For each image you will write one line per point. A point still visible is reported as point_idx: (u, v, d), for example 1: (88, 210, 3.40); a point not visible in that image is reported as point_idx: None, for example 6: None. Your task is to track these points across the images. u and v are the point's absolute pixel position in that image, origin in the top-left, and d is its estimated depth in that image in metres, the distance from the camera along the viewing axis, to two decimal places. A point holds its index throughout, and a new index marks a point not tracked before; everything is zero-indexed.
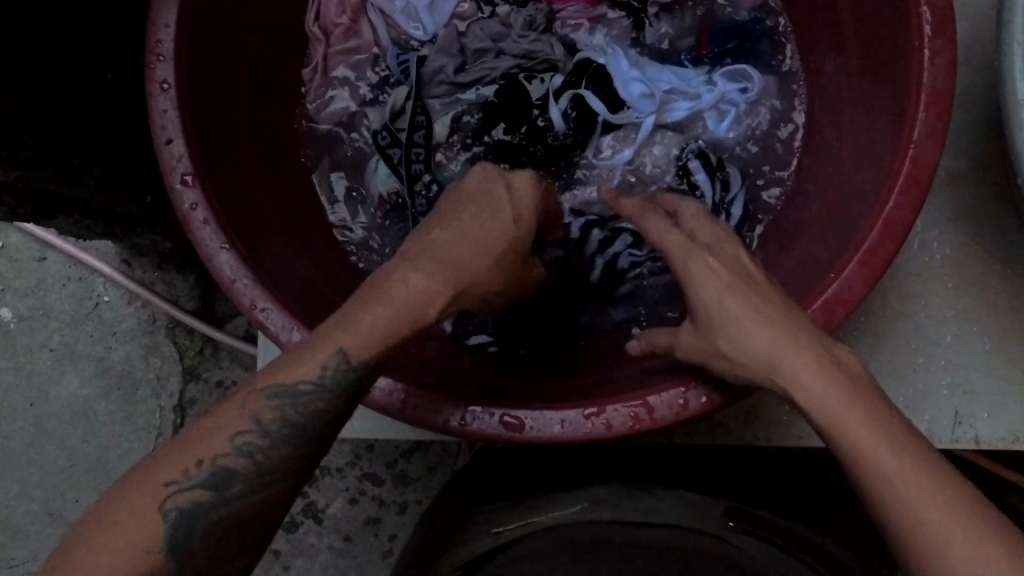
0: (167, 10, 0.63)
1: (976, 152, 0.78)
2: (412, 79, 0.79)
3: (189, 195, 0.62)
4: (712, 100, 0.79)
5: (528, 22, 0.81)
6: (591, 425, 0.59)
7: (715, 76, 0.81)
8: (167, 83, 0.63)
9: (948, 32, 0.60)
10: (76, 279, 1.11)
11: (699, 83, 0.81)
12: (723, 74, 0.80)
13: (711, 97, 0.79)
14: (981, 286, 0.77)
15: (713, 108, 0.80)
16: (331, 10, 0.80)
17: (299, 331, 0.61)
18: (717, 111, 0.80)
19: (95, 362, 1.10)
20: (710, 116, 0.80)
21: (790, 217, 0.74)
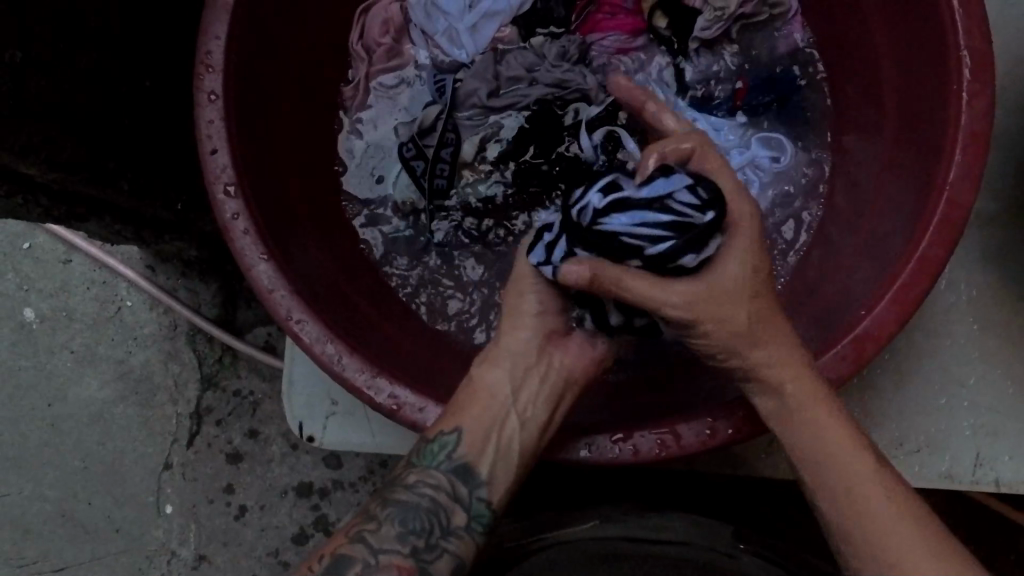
0: (219, 22, 0.64)
1: (1006, 194, 0.78)
2: (446, 99, 0.78)
3: (230, 205, 0.63)
4: (741, 162, 0.78)
5: (561, 52, 0.78)
6: (618, 449, 0.60)
7: (750, 137, 0.80)
8: (214, 93, 0.64)
9: (987, 76, 0.61)
10: (100, 282, 1.12)
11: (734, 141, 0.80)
12: (759, 139, 0.79)
13: (740, 159, 0.78)
14: (1005, 328, 0.77)
15: (739, 172, 0.79)
16: (374, 30, 0.79)
17: (333, 343, 0.62)
18: (744, 177, 0.79)
19: (114, 365, 1.11)
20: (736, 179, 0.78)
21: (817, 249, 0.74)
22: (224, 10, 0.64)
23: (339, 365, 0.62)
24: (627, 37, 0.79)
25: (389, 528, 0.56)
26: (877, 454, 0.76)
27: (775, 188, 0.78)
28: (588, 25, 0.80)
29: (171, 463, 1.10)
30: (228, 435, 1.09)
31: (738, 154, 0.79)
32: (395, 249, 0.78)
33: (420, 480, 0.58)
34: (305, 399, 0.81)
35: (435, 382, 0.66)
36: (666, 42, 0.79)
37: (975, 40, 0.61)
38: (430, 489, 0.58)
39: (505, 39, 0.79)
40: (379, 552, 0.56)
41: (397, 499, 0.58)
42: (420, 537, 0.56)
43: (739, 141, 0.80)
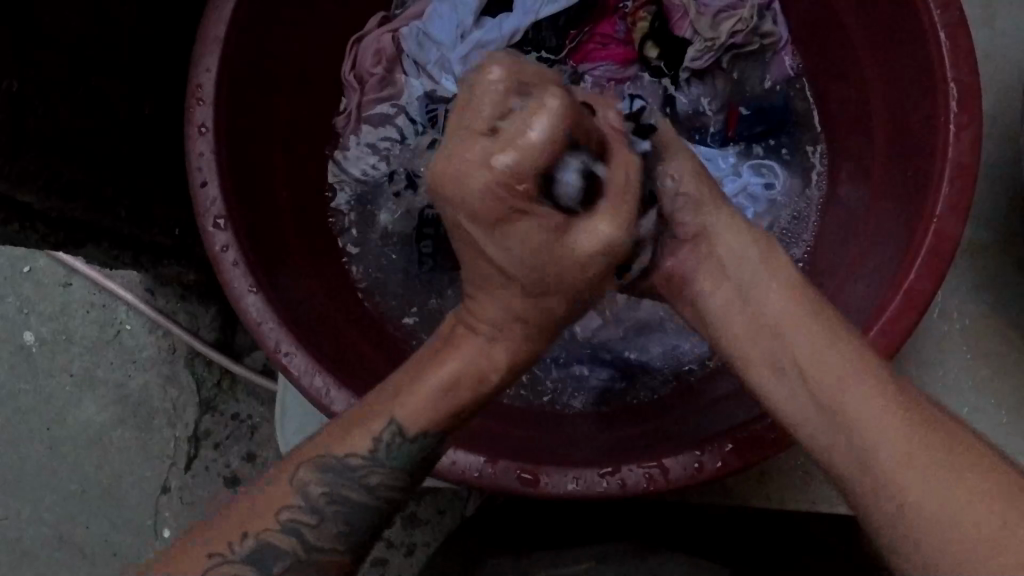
0: (210, 54, 0.64)
1: (999, 223, 0.78)
2: (438, 128, 0.79)
3: (220, 237, 0.63)
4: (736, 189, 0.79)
5: (554, 82, 0.79)
6: (605, 482, 0.60)
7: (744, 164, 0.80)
8: (205, 126, 0.64)
9: (975, 108, 0.61)
10: (99, 305, 1.12)
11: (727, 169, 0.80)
12: (751, 166, 0.80)
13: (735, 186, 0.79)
14: (998, 357, 0.77)
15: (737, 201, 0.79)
16: (367, 60, 0.80)
17: (321, 375, 0.62)
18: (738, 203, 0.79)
19: (114, 389, 1.12)
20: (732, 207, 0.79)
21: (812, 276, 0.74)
22: (215, 43, 0.65)
23: (327, 398, 0.62)
24: (619, 67, 0.80)
25: (331, 526, 0.55)
26: None
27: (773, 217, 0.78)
28: (578, 55, 0.80)
29: (169, 486, 1.10)
30: (225, 458, 1.09)
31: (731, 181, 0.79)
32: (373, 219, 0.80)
33: (366, 472, 0.56)
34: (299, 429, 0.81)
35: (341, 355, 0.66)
36: (658, 72, 0.79)
37: (962, 72, 0.61)
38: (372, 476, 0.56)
39: None
40: (315, 549, 0.54)
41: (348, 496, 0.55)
42: (357, 532, 0.55)
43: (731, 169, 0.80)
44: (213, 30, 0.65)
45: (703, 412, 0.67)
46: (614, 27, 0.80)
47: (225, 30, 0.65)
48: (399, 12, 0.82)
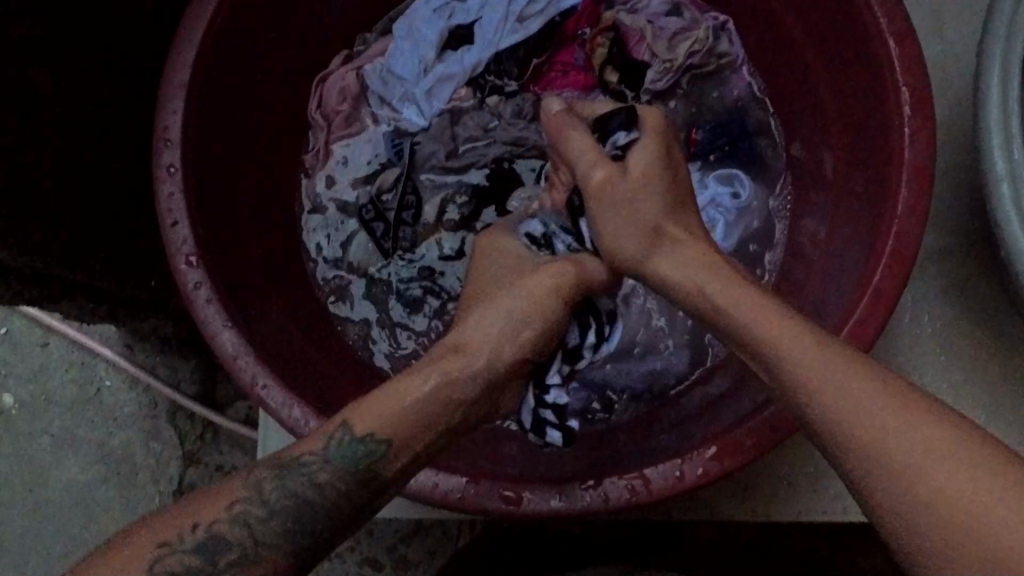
0: (177, 98, 0.65)
1: (959, 227, 0.78)
2: (404, 162, 0.80)
3: (194, 274, 0.64)
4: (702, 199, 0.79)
5: (516, 111, 0.80)
6: (588, 496, 0.60)
7: (710, 175, 0.80)
8: (173, 168, 0.65)
9: (927, 112, 0.62)
10: (78, 362, 1.12)
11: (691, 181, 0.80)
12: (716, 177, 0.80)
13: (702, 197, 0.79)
14: (971, 362, 0.77)
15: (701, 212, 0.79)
16: (332, 98, 0.81)
17: (298, 407, 0.62)
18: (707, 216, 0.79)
19: (95, 448, 1.11)
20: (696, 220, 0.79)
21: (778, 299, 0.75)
22: (182, 86, 0.66)
23: (307, 429, 0.62)
24: (580, 92, 0.81)
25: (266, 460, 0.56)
26: None
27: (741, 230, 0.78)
28: (541, 83, 0.82)
29: None
30: None
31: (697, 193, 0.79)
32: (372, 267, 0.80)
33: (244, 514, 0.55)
34: None
35: (317, 388, 0.66)
36: (619, 97, 0.80)
37: (912, 77, 0.63)
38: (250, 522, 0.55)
39: (461, 99, 0.81)
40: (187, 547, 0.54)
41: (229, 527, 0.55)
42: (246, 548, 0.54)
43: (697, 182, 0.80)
44: (178, 76, 0.65)
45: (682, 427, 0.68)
46: (572, 55, 0.81)
47: (189, 75, 0.66)
48: (362, 49, 0.83)
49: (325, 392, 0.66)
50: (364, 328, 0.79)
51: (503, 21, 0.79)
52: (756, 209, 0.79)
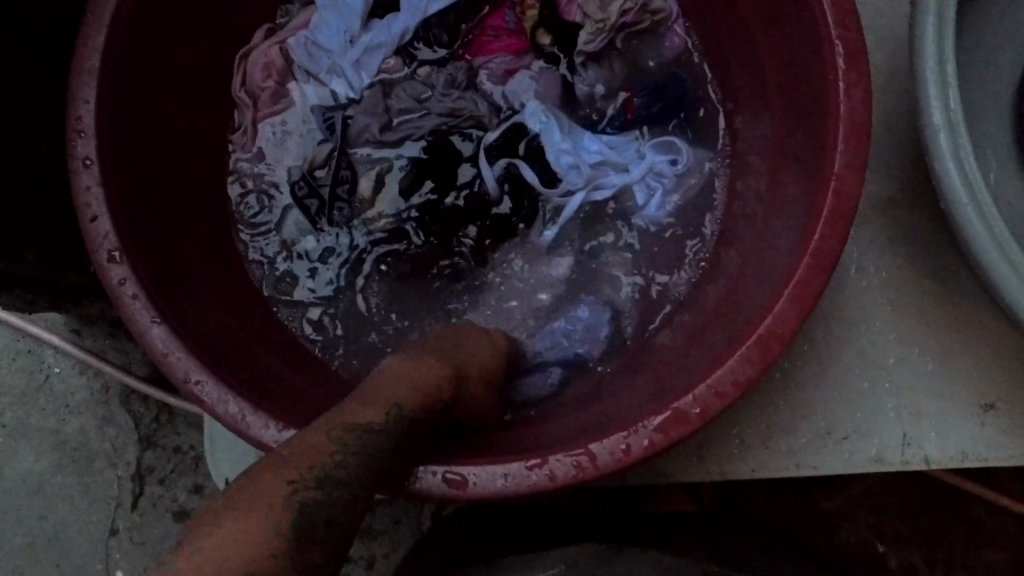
0: (88, 87, 0.62)
1: (903, 173, 0.77)
2: (337, 135, 0.78)
3: (117, 271, 0.61)
4: (640, 173, 0.78)
5: (449, 80, 0.79)
6: (533, 475, 0.59)
7: (647, 144, 0.79)
8: (89, 159, 0.62)
9: (862, 65, 0.61)
10: (26, 351, 1.09)
11: (631, 150, 0.79)
12: (654, 144, 0.79)
13: (640, 169, 0.78)
14: (919, 309, 0.77)
15: (641, 182, 0.78)
16: (256, 75, 0.79)
17: (235, 401, 0.60)
18: (645, 187, 0.78)
19: (48, 436, 1.09)
20: (639, 190, 0.78)
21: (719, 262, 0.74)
22: (92, 74, 0.62)
23: (244, 423, 0.60)
24: (514, 57, 0.80)
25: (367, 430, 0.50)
26: (807, 446, 0.76)
27: (678, 199, 0.78)
28: (472, 49, 0.81)
29: (116, 528, 1.07)
30: (172, 493, 1.07)
31: (636, 163, 0.78)
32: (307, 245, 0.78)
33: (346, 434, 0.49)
34: (230, 458, 0.79)
35: (254, 379, 0.64)
36: (552, 58, 0.80)
37: (846, 30, 0.61)
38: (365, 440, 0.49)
39: (391, 70, 0.80)
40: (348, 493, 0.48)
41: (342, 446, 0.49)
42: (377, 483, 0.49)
43: (635, 152, 0.79)
44: (88, 61, 0.62)
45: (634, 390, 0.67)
46: (502, 18, 0.80)
47: (101, 61, 0.63)
48: (285, 21, 0.81)
49: (260, 380, 0.65)
50: (299, 307, 0.77)
51: None
52: (693, 177, 0.78)
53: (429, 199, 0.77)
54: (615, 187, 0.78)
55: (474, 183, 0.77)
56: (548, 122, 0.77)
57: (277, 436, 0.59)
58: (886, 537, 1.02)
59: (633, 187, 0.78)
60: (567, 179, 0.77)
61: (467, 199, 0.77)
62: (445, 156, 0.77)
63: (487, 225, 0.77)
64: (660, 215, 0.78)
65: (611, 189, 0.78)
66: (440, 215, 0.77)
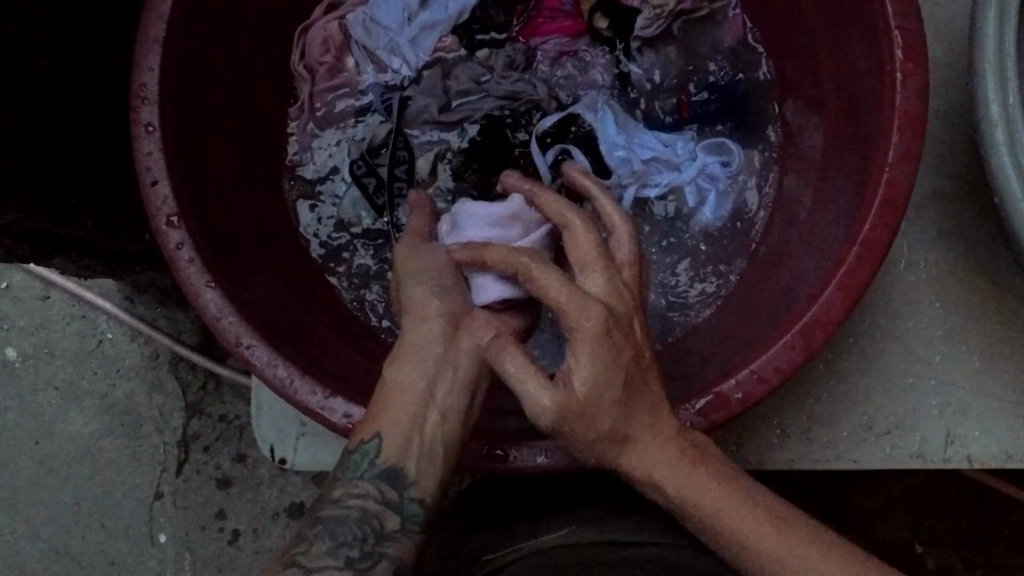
0: (152, 55, 0.64)
1: (956, 170, 0.76)
2: (395, 117, 0.79)
3: (175, 235, 0.63)
4: (691, 174, 0.78)
5: (508, 62, 0.80)
6: (574, 454, 0.60)
7: (699, 146, 0.80)
8: (151, 125, 0.64)
9: (920, 56, 0.61)
10: (80, 316, 1.12)
11: (685, 151, 0.80)
12: (705, 145, 0.79)
13: (692, 169, 0.78)
14: (968, 306, 0.76)
15: (691, 183, 0.79)
16: (315, 49, 0.79)
17: (284, 366, 0.62)
18: (696, 188, 0.79)
19: (99, 399, 1.11)
20: (689, 190, 0.79)
21: (766, 250, 0.74)
22: (157, 41, 0.64)
23: (292, 387, 0.62)
24: (569, 39, 0.80)
25: (320, 545, 0.54)
26: (848, 439, 0.76)
27: (732, 198, 0.78)
28: (528, 30, 0.81)
29: (161, 492, 1.10)
30: (216, 460, 1.09)
31: (687, 164, 0.79)
32: (360, 222, 0.80)
33: (346, 494, 0.56)
34: (274, 425, 0.80)
35: (302, 345, 0.66)
36: (608, 43, 0.80)
37: (905, 21, 0.61)
38: (358, 500, 0.56)
39: (446, 48, 0.81)
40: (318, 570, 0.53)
41: (325, 515, 0.56)
42: (353, 549, 0.54)
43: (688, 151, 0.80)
44: (154, 30, 0.64)
45: (678, 377, 0.67)
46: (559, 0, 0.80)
47: (166, 30, 0.64)
48: None
49: (308, 345, 0.67)
50: (349, 285, 0.78)
51: None
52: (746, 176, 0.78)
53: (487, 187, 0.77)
54: (666, 184, 0.79)
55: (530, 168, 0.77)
56: (601, 115, 0.79)
57: (326, 403, 0.61)
58: (924, 537, 1.01)
59: (683, 187, 0.79)
60: (618, 174, 0.78)
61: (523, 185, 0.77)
62: (501, 143, 0.78)
63: None
64: (712, 218, 0.78)
65: (661, 186, 0.79)
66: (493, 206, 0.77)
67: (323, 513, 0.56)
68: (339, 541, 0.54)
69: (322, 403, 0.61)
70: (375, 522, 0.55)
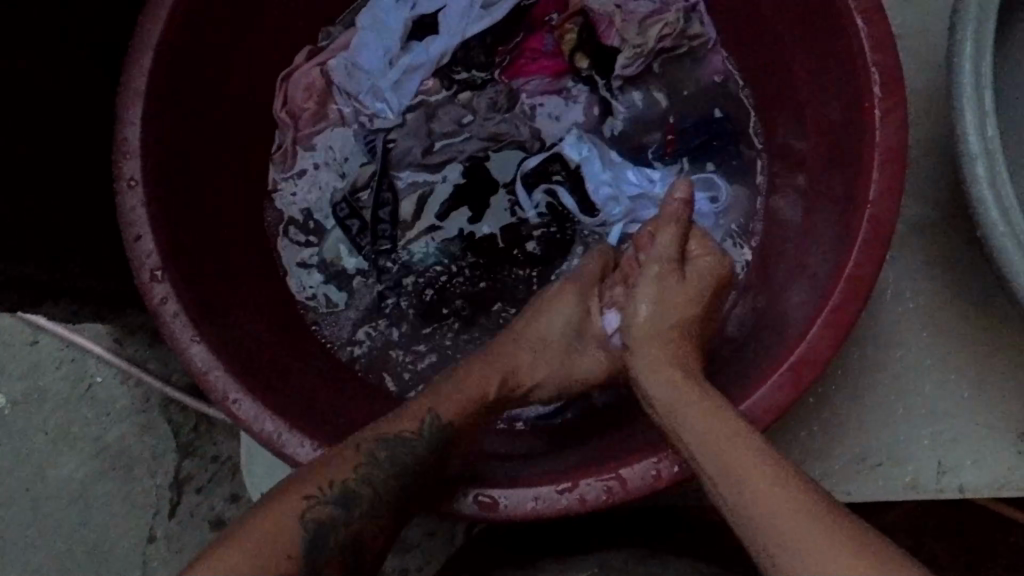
0: (134, 108, 0.64)
1: (941, 198, 0.77)
2: (379, 159, 0.79)
3: (159, 289, 0.63)
4: None
5: (491, 104, 0.80)
6: (564, 499, 0.59)
7: None
8: (134, 179, 0.63)
9: (899, 91, 0.61)
10: (69, 360, 1.11)
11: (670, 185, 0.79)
12: (693, 181, 0.79)
13: None
14: (955, 334, 0.76)
15: None
16: (298, 95, 0.80)
17: (271, 420, 0.61)
18: None
19: (90, 444, 1.11)
20: None
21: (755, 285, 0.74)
22: (139, 95, 0.64)
23: (280, 441, 0.61)
24: (552, 79, 0.81)
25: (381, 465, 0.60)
26: (841, 470, 0.76)
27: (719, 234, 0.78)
28: (512, 71, 0.81)
29: (155, 535, 1.09)
30: (208, 502, 1.08)
31: None
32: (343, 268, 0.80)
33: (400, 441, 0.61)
34: (266, 469, 0.80)
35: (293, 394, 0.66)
36: (589, 81, 0.80)
37: (883, 56, 0.61)
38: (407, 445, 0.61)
39: (428, 91, 0.81)
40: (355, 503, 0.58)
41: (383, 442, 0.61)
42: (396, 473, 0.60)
43: None
44: (134, 83, 0.64)
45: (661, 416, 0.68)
46: (541, 41, 0.81)
47: (146, 83, 0.64)
48: (326, 44, 0.82)
49: (299, 394, 0.67)
50: (336, 328, 0.78)
51: (468, 8, 0.79)
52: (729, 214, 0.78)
53: (475, 230, 0.79)
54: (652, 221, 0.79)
55: (513, 211, 0.78)
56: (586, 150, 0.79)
57: (315, 456, 0.61)
58: (924, 559, 1.01)
59: None
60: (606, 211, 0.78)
61: (506, 229, 0.78)
62: (484, 186, 0.79)
63: (524, 259, 0.78)
64: None
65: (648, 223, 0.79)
66: (477, 247, 0.78)
67: (352, 457, 0.59)
68: (363, 517, 0.58)
69: (312, 456, 0.61)
70: (359, 512, 0.58)
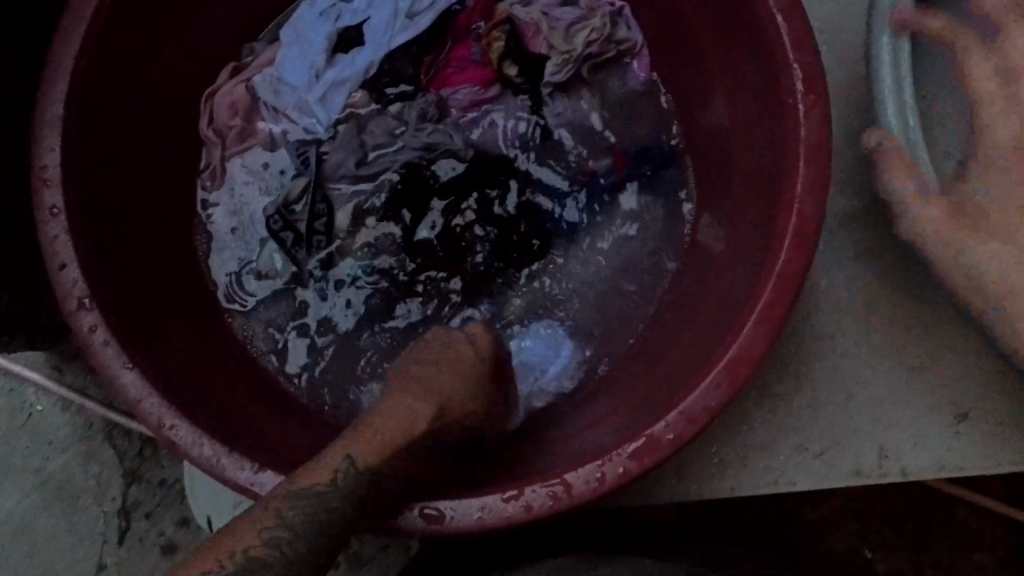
0: (52, 135, 0.62)
1: (869, 188, 0.78)
2: (311, 170, 0.78)
3: (88, 318, 0.61)
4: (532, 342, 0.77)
5: (421, 114, 0.80)
6: (510, 508, 0.58)
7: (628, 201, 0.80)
8: (56, 207, 0.62)
9: (820, 87, 0.62)
10: (7, 390, 1.08)
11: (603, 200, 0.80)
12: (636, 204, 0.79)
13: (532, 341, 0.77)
14: (888, 321, 0.77)
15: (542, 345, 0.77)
16: (223, 114, 0.79)
17: (209, 443, 0.60)
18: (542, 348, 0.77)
19: (32, 475, 1.08)
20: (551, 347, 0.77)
21: (691, 283, 0.74)
22: (58, 121, 0.62)
23: (219, 465, 0.59)
24: (479, 88, 0.81)
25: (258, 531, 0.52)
26: (785, 460, 0.76)
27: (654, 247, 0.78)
28: (438, 81, 0.82)
29: (104, 564, 1.07)
30: (158, 527, 1.07)
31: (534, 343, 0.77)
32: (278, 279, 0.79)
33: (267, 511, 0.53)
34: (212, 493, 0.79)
35: (230, 417, 0.65)
36: (518, 88, 0.81)
37: (803, 53, 0.62)
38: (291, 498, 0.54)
39: (357, 104, 0.81)
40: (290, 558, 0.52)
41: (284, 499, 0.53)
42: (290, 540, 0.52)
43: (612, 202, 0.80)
44: (51, 110, 0.62)
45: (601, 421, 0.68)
46: (468, 50, 0.81)
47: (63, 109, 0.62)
48: (250, 59, 0.82)
49: (236, 416, 0.66)
50: (269, 341, 0.77)
51: (392, 19, 0.79)
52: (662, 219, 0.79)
53: (412, 239, 0.78)
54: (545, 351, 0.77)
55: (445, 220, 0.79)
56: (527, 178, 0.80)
57: (255, 478, 0.59)
58: (872, 542, 1.03)
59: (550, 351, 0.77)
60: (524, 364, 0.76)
61: (443, 239, 0.78)
62: (417, 197, 0.79)
63: (459, 268, 0.78)
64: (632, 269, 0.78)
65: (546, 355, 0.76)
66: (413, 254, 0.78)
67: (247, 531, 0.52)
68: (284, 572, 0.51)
69: (252, 479, 0.59)
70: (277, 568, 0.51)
